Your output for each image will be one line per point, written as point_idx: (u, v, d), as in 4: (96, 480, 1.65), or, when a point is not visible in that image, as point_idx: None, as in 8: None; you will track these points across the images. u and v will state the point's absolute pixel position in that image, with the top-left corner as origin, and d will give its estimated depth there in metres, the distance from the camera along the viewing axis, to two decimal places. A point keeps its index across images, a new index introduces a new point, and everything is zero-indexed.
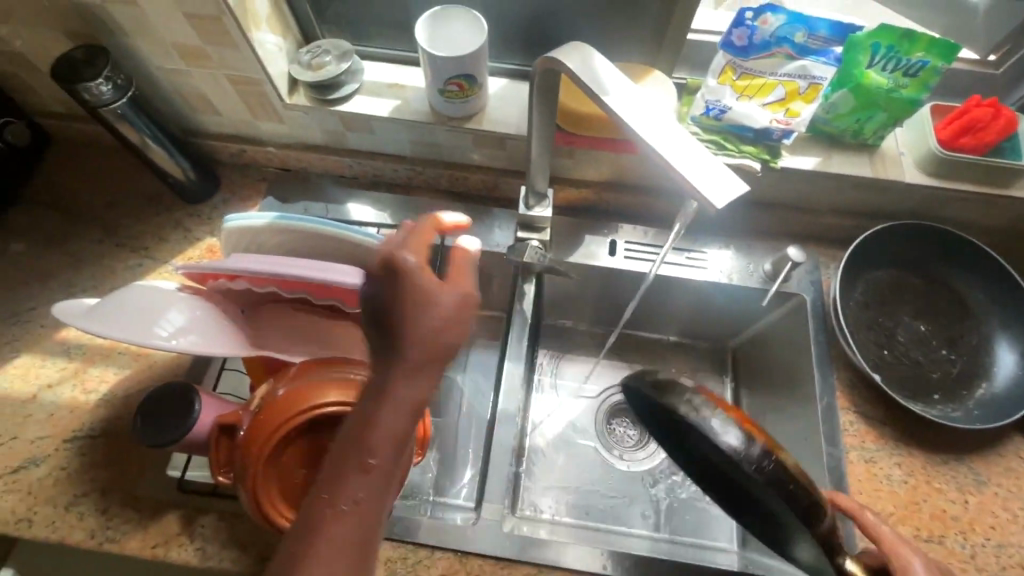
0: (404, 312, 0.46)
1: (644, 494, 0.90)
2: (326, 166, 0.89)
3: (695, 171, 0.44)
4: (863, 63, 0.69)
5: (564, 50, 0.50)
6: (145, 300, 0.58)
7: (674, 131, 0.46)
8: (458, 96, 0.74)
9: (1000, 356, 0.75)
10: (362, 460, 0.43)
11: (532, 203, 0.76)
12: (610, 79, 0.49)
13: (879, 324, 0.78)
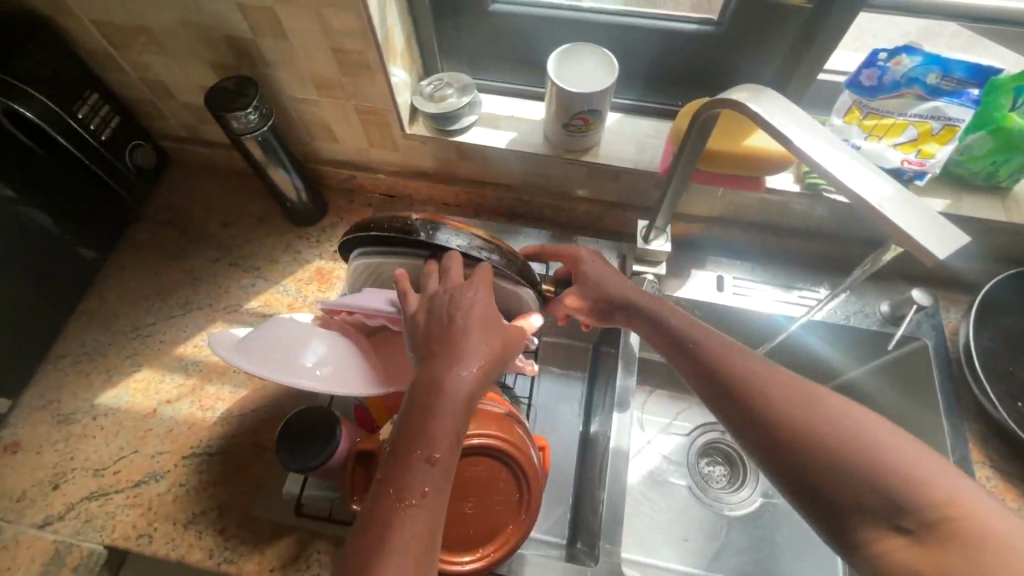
0: (456, 318, 0.50)
1: (746, 542, 0.86)
2: (432, 193, 0.91)
3: (908, 217, 0.43)
4: (1005, 105, 0.67)
5: (748, 91, 0.50)
6: (286, 334, 0.59)
7: (874, 176, 0.46)
8: (580, 130, 0.74)
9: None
10: (427, 456, 0.44)
11: (651, 236, 0.76)
12: (796, 122, 0.48)
13: (1012, 374, 0.75)
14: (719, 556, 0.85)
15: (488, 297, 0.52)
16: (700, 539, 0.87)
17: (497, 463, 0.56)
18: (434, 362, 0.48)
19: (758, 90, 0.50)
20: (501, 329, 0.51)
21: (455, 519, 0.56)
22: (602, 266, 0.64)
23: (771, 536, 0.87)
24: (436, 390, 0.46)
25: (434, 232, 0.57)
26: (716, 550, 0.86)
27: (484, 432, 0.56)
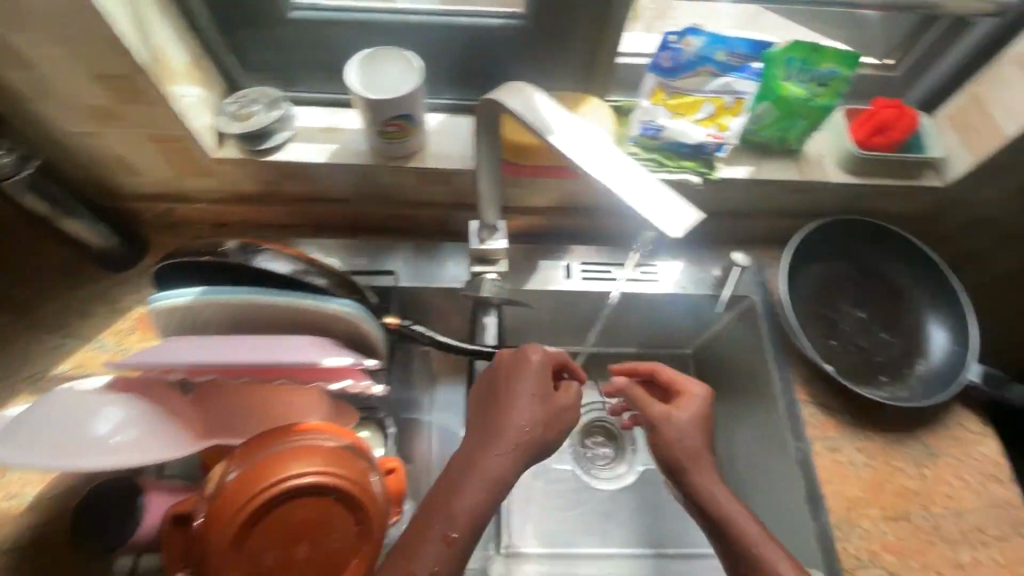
0: (507, 402, 0.60)
1: (630, 512, 0.89)
2: (264, 216, 0.85)
3: (643, 200, 0.45)
4: (780, 76, 0.74)
5: (508, 88, 0.51)
6: (68, 413, 0.53)
7: (618, 163, 0.47)
8: (398, 137, 0.72)
9: (936, 334, 0.81)
10: (445, 534, 0.53)
11: (485, 236, 0.75)
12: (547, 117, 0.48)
13: (824, 317, 0.83)
14: (607, 533, 0.88)
15: (537, 382, 0.61)
16: (588, 520, 0.88)
17: (332, 500, 0.55)
18: (486, 452, 0.57)
19: (516, 88, 0.50)
20: (542, 420, 0.59)
21: (290, 567, 0.53)
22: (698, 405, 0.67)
23: (653, 501, 0.90)
24: (473, 468, 0.56)
25: (254, 254, 0.62)
26: (602, 528, 0.88)
27: (315, 470, 0.55)
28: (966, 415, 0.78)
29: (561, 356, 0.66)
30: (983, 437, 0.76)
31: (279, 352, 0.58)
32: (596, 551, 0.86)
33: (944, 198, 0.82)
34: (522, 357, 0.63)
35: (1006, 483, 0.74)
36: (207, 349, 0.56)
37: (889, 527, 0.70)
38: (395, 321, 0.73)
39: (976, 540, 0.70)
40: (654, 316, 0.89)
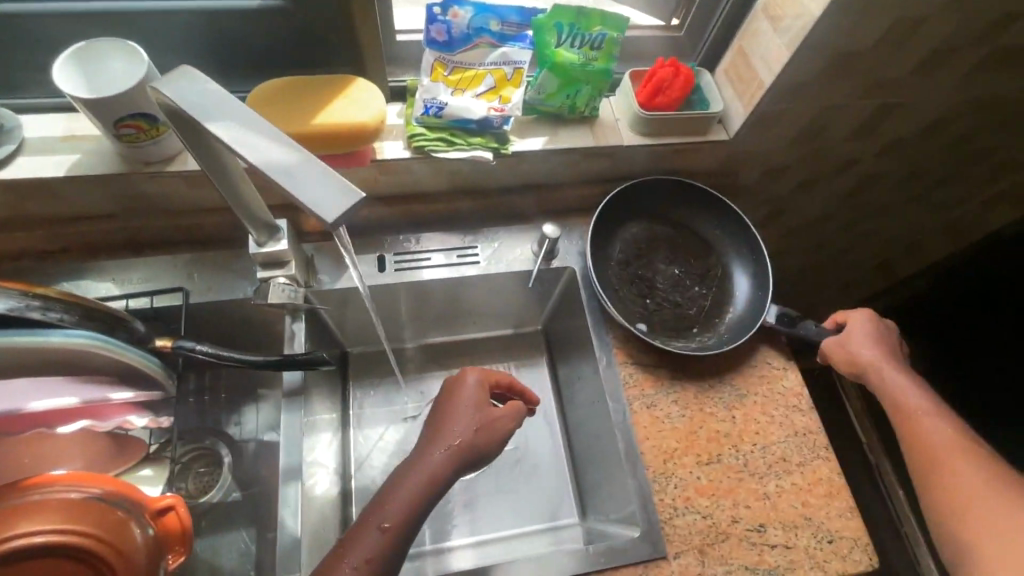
0: (456, 410, 0.62)
1: (488, 502, 0.84)
2: (17, 244, 0.74)
3: (304, 186, 0.38)
4: (552, 42, 0.72)
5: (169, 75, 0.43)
6: None
7: (278, 148, 0.40)
8: (142, 139, 0.65)
9: (741, 280, 0.85)
10: (380, 524, 0.53)
11: (265, 239, 0.69)
12: (198, 104, 0.41)
13: (639, 277, 0.85)
14: (472, 521, 0.83)
15: (474, 399, 0.64)
16: (448, 511, 0.83)
17: (68, 561, 0.49)
18: (425, 463, 0.58)
19: (177, 73, 0.43)
20: (476, 427, 0.61)
21: None
22: (867, 324, 0.76)
23: (510, 483, 0.86)
24: (415, 467, 0.58)
25: None
26: (465, 518, 0.83)
27: (43, 532, 0.48)
28: (771, 352, 0.82)
29: (505, 378, 0.70)
30: (786, 371, 0.81)
31: None
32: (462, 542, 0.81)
33: (737, 149, 0.85)
34: (461, 376, 0.66)
35: (806, 410, 0.78)
36: None
37: (703, 471, 0.73)
38: (167, 344, 0.65)
39: (781, 470, 0.74)
40: (481, 298, 0.88)
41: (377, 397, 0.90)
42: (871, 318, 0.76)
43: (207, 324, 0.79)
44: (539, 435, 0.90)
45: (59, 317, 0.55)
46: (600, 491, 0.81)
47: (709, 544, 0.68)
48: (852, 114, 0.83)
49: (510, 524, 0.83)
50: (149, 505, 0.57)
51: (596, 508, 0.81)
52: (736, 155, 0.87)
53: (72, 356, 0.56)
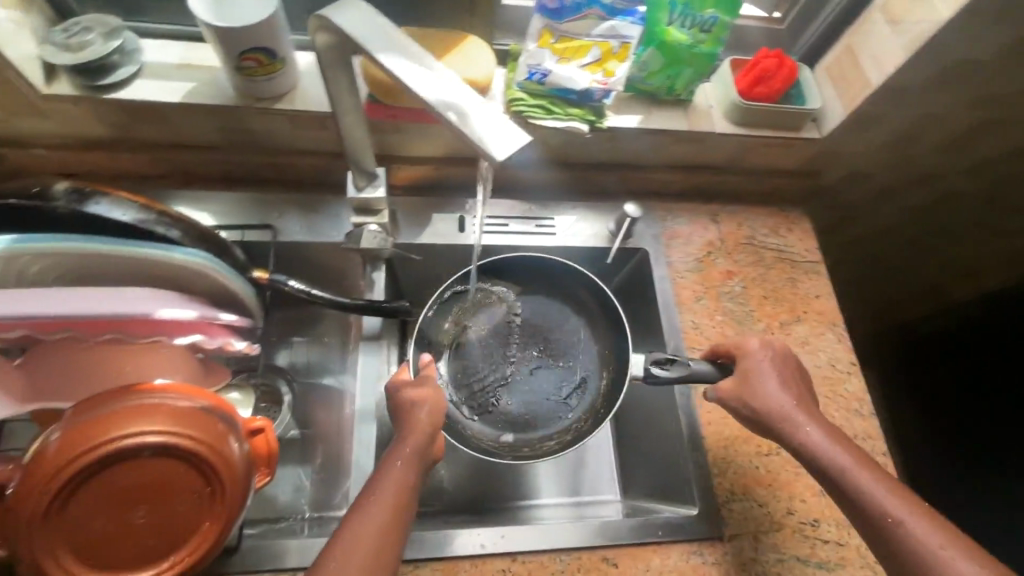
0: (405, 418, 0.60)
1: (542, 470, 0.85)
2: (120, 166, 0.76)
3: (473, 123, 0.40)
4: (663, 20, 0.72)
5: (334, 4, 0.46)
6: None
7: (444, 82, 0.42)
8: (260, 73, 0.66)
9: (603, 359, 0.81)
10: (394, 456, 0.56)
11: (363, 185, 0.70)
12: (369, 37, 0.44)
13: (480, 389, 0.78)
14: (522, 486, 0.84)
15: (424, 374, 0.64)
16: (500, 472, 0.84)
17: (174, 463, 0.50)
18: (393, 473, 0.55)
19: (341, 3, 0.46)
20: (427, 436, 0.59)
21: (125, 533, 0.49)
22: (764, 366, 0.67)
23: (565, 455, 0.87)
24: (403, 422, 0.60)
25: (85, 202, 0.55)
26: (516, 480, 0.84)
27: (156, 432, 0.49)
28: (836, 355, 0.83)
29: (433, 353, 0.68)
30: (849, 375, 0.82)
31: (107, 302, 0.50)
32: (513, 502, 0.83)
33: (825, 149, 0.85)
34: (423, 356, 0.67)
35: (867, 415, 0.79)
36: (17, 300, 0.48)
37: (761, 461, 0.74)
38: (264, 276, 0.68)
39: None
40: None
41: None
42: (780, 359, 0.68)
43: (290, 263, 0.81)
44: None
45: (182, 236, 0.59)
46: (649, 471, 0.82)
47: (762, 532, 0.70)
48: (948, 126, 0.82)
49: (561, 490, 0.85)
50: (244, 425, 0.58)
51: (643, 486, 0.83)
52: (825, 155, 0.87)
53: (184, 274, 0.59)
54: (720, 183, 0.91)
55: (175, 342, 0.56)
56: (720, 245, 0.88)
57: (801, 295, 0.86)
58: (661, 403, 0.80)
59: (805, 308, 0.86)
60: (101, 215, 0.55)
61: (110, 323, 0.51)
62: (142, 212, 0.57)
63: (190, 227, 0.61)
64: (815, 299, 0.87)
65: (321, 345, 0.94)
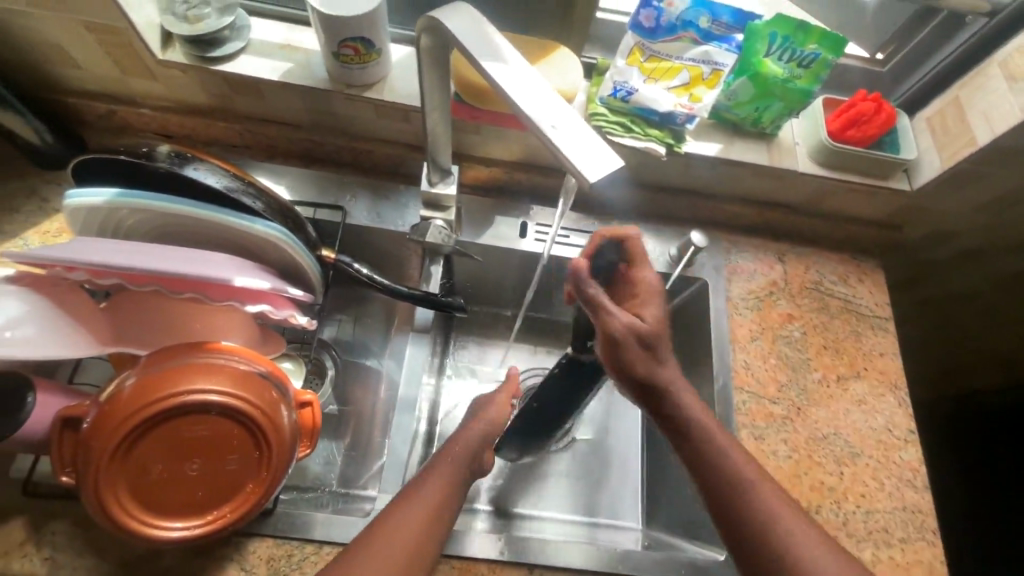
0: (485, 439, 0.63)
1: (564, 485, 0.85)
2: (213, 133, 0.81)
3: (567, 141, 0.40)
4: (761, 51, 0.70)
5: (446, 8, 0.48)
6: None
7: (545, 98, 0.42)
8: (355, 61, 0.68)
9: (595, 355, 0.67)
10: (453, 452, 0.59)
11: (435, 180, 0.72)
12: (477, 46, 0.45)
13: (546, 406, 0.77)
14: (540, 495, 0.84)
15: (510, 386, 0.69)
16: (524, 481, 0.85)
17: (231, 422, 0.52)
18: (439, 472, 0.56)
19: (455, 8, 0.48)
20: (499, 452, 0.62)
21: (177, 481, 0.51)
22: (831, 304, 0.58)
23: (589, 472, 0.87)
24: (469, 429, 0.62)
25: (180, 165, 0.58)
26: (538, 490, 0.84)
27: (216, 391, 0.51)
28: (896, 419, 0.79)
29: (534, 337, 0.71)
30: (906, 443, 0.77)
31: (189, 264, 0.53)
32: (530, 512, 0.83)
33: (911, 202, 0.82)
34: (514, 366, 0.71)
35: (920, 488, 0.74)
36: (121, 253, 0.52)
37: None
38: (331, 255, 0.70)
39: (881, 540, 0.71)
40: None
41: (475, 353, 0.91)
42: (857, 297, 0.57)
43: (354, 245, 0.84)
44: (622, 432, 0.91)
45: (260, 207, 0.62)
46: (677, 506, 0.80)
47: None
48: None
49: (579, 506, 0.84)
50: (295, 396, 0.61)
51: (668, 519, 0.81)
52: (910, 208, 0.83)
53: (262, 243, 0.62)
54: (793, 223, 0.88)
55: (246, 309, 0.58)
56: (783, 286, 0.85)
57: (864, 350, 0.82)
58: None
59: (866, 364, 0.82)
60: (193, 179, 0.58)
61: (191, 283, 0.54)
62: (233, 181, 0.60)
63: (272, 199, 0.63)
64: (878, 357, 0.82)
65: (369, 326, 0.97)
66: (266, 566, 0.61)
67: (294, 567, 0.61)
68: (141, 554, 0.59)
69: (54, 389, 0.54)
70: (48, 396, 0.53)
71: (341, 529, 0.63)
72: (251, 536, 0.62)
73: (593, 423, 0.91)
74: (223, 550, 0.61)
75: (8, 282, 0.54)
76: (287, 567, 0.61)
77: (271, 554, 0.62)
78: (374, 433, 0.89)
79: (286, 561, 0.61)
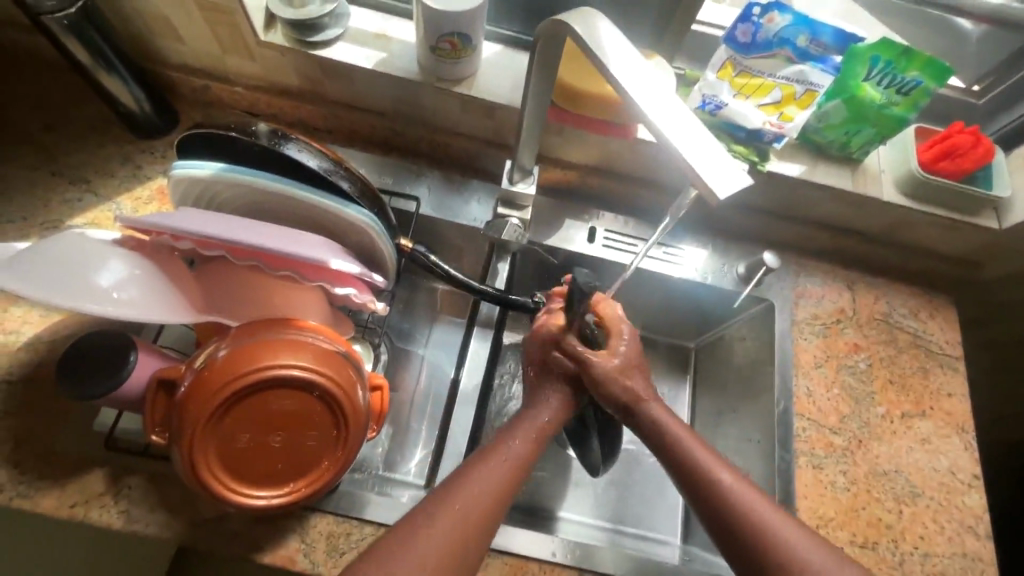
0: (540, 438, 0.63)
1: (605, 493, 0.85)
2: (298, 115, 0.83)
3: (694, 153, 0.40)
4: (861, 74, 0.68)
5: (570, 12, 0.48)
6: (78, 252, 0.53)
7: (668, 110, 0.43)
8: (449, 56, 0.69)
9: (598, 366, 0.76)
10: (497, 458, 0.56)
11: (516, 177, 0.74)
12: (601, 52, 0.45)
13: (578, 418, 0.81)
14: (581, 499, 0.84)
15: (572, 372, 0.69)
16: (564, 483, 0.85)
17: (315, 399, 0.54)
18: None
19: (580, 12, 0.47)
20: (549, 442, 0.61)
21: (260, 451, 0.53)
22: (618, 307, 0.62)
23: (633, 482, 0.87)
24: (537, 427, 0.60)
25: (283, 146, 0.59)
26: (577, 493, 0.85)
27: (306, 367, 0.53)
28: (960, 463, 0.76)
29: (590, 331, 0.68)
30: (970, 488, 0.75)
31: (290, 242, 0.55)
32: (567, 515, 0.83)
33: (998, 240, 0.79)
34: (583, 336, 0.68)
35: (982, 536, 0.72)
36: (227, 227, 0.54)
37: (855, 552, 0.70)
38: (408, 244, 0.71)
39: None
40: (668, 299, 0.88)
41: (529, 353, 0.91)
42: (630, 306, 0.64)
43: (423, 235, 0.85)
44: None
45: (353, 190, 0.62)
46: None
47: None
48: None
49: (623, 514, 0.84)
50: (369, 379, 0.62)
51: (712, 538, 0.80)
52: (997, 247, 0.80)
53: (351, 226, 0.64)
54: (865, 252, 0.86)
55: (333, 290, 0.60)
56: (852, 314, 0.83)
57: (931, 389, 0.80)
58: (756, 461, 0.77)
59: (933, 403, 0.79)
60: (292, 159, 0.59)
61: (287, 260, 0.56)
62: (329, 164, 0.61)
63: (361, 183, 0.65)
64: (946, 397, 0.80)
65: (424, 316, 0.98)
66: (325, 542, 0.62)
67: (351, 546, 0.63)
68: (209, 517, 0.61)
69: (149, 348, 0.56)
70: (146, 355, 0.55)
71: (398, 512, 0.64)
72: (313, 511, 0.63)
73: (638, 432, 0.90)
74: (286, 521, 0.63)
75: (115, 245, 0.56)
76: (345, 544, 0.63)
77: (330, 531, 0.63)
78: (423, 421, 0.90)
79: (344, 539, 0.63)
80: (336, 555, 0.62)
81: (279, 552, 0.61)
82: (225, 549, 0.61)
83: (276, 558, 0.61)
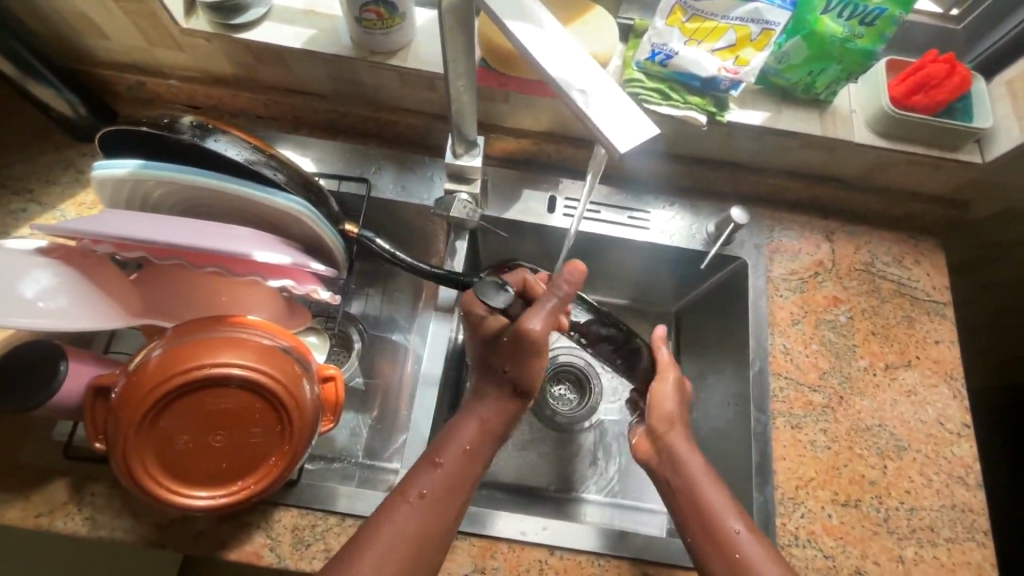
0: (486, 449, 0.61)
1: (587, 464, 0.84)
2: (239, 105, 0.80)
3: (598, 108, 0.37)
4: (819, 7, 0.63)
5: None
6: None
7: (573, 62, 0.39)
8: (378, 27, 0.65)
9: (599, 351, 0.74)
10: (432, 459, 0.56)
11: (461, 151, 0.69)
12: (500, 1, 0.41)
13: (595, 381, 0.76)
14: (561, 475, 0.83)
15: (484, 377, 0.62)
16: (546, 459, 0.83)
17: (255, 397, 0.52)
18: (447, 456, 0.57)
19: None
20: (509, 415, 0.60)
21: (202, 452, 0.52)
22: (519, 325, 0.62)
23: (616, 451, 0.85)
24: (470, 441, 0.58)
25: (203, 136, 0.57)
26: (562, 469, 0.83)
27: (240, 366, 0.51)
28: (948, 413, 0.73)
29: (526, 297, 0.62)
30: (959, 438, 0.72)
31: (214, 239, 0.54)
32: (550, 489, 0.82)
33: (983, 176, 0.74)
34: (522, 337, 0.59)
35: (973, 487, 0.69)
36: (147, 228, 0.52)
37: (836, 511, 0.68)
38: (354, 231, 0.68)
39: (924, 539, 0.67)
40: (640, 265, 0.85)
41: None
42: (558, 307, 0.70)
43: (379, 218, 0.82)
44: None
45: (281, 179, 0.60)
46: None
47: None
48: None
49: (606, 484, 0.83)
50: (318, 371, 0.60)
51: None
52: (982, 184, 0.75)
53: (286, 216, 0.61)
54: (843, 199, 0.81)
55: (269, 283, 0.58)
56: (831, 266, 0.79)
57: (917, 337, 0.76)
58: (735, 426, 0.75)
59: (919, 353, 0.76)
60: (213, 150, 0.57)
61: (214, 257, 0.54)
62: (255, 153, 0.59)
63: (295, 172, 0.62)
64: (933, 345, 0.76)
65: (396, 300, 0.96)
66: (290, 536, 0.62)
67: (318, 537, 0.62)
68: (173, 518, 0.61)
69: (86, 356, 0.56)
70: (81, 363, 0.55)
71: (365, 501, 0.64)
72: (276, 506, 0.63)
73: (616, 402, 0.89)
74: (250, 517, 0.62)
75: (37, 254, 0.54)
76: (311, 536, 0.62)
77: (295, 524, 0.63)
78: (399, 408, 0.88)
79: (310, 531, 0.62)
80: (302, 547, 0.62)
81: (245, 549, 0.61)
82: (193, 548, 0.61)
83: (243, 554, 0.61)
